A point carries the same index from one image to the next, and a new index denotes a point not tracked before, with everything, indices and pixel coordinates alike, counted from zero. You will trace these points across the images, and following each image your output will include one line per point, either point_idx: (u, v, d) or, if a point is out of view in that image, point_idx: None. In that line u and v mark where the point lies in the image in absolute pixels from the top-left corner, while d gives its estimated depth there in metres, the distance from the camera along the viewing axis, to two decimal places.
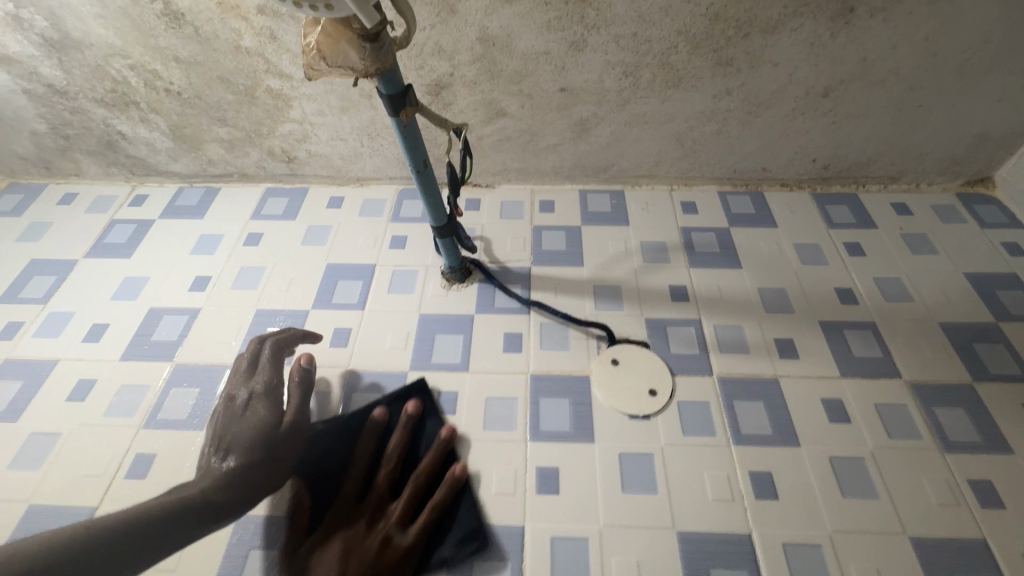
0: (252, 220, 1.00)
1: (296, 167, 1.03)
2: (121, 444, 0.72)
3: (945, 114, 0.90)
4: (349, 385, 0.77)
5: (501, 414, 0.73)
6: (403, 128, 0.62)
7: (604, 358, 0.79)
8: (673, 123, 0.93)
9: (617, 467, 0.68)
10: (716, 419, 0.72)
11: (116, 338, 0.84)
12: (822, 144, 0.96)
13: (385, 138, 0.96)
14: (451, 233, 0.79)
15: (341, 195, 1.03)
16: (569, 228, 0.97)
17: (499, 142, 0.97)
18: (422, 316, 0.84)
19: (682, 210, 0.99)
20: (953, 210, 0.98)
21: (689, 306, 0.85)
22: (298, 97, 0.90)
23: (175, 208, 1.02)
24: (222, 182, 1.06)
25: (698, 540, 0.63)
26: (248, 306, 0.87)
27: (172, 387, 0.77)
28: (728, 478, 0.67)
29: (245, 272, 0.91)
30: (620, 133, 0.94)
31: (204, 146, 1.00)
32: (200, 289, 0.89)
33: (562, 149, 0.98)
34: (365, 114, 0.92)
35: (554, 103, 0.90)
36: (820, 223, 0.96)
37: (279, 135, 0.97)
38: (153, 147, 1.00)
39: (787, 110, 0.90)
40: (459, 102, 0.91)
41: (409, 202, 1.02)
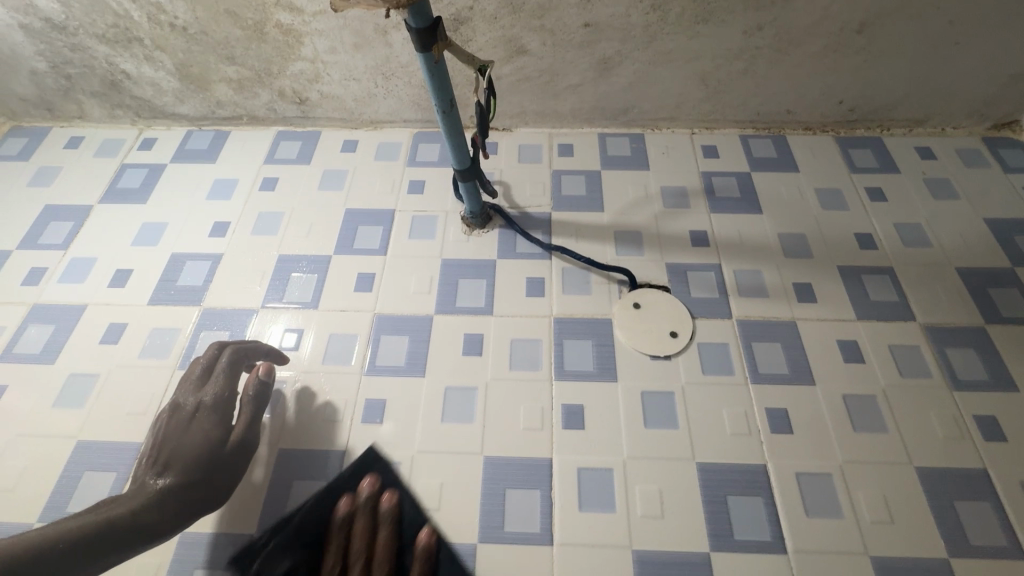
0: (266, 164, 0.98)
1: (308, 110, 1.00)
2: (158, 384, 0.74)
3: (979, 52, 0.88)
4: (377, 328, 0.79)
5: (526, 354, 0.76)
6: (432, 65, 0.61)
7: (626, 302, 0.80)
8: (698, 62, 0.90)
9: (639, 404, 0.71)
10: (735, 359, 0.75)
11: (141, 283, 0.84)
12: (848, 85, 0.93)
13: (400, 78, 0.93)
14: (474, 176, 0.79)
15: (355, 139, 1.01)
16: (589, 172, 0.96)
17: (518, 83, 0.94)
18: (445, 261, 0.85)
19: (702, 154, 0.98)
20: (977, 154, 0.96)
21: (709, 251, 0.85)
22: (310, 33, 0.87)
23: (186, 152, 1.00)
24: (232, 125, 1.03)
25: (716, 470, 0.67)
26: (269, 252, 0.87)
27: (203, 331, 0.79)
28: (745, 414, 0.70)
29: (263, 218, 0.91)
30: (643, 72, 0.92)
31: (213, 87, 0.97)
32: (220, 234, 0.89)
33: (582, 90, 0.95)
34: (380, 52, 0.89)
35: (577, 40, 0.87)
36: (842, 168, 0.95)
37: (290, 74, 0.93)
38: (159, 87, 0.97)
39: (817, 48, 0.87)
40: (477, 39, 0.87)
41: (426, 145, 1.00)
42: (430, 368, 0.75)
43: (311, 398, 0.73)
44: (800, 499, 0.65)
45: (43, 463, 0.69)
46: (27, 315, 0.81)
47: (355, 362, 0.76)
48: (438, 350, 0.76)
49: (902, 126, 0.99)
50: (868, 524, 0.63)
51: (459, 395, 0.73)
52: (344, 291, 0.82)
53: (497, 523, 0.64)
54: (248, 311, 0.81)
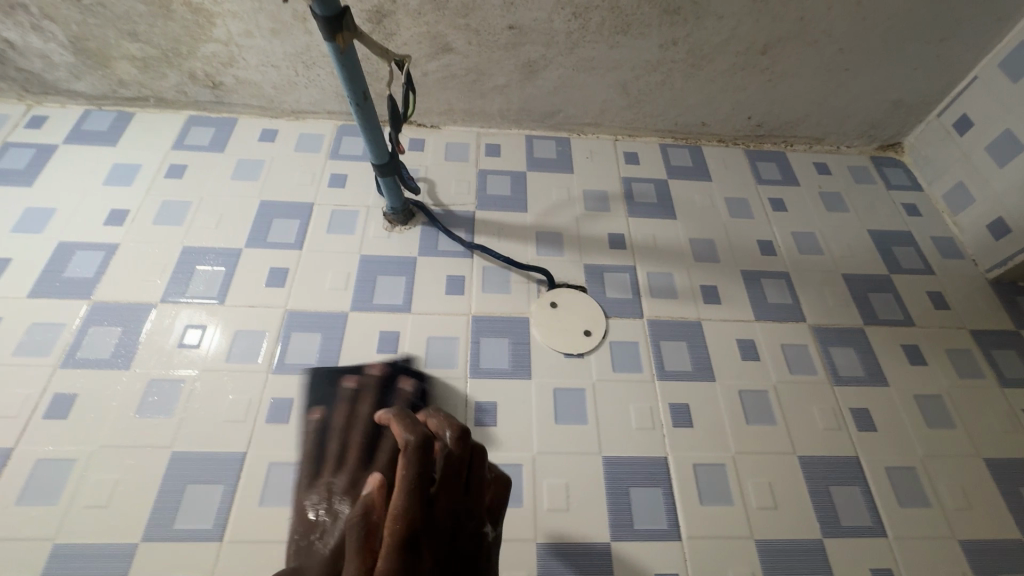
0: (173, 150, 1.09)
1: (221, 95, 1.12)
2: (37, 385, 0.80)
3: (828, 64, 1.06)
4: (288, 325, 0.88)
5: (443, 353, 0.86)
6: (341, 54, 0.69)
7: (543, 302, 0.93)
8: (619, 70, 1.06)
9: (551, 402, 0.83)
10: (643, 356, 0.89)
11: (24, 271, 0.90)
12: (739, 101, 1.13)
13: (320, 67, 1.06)
14: (393, 172, 0.89)
15: (273, 128, 1.15)
16: (514, 173, 1.11)
17: (443, 80, 1.07)
18: (362, 256, 0.96)
19: (625, 159, 1.16)
20: (838, 196, 1.15)
21: (627, 254, 1.01)
22: (221, 14, 0.96)
23: (82, 133, 1.10)
24: (135, 106, 1.14)
25: (620, 464, 0.79)
26: (176, 241, 0.96)
27: (91, 327, 0.86)
28: (650, 410, 0.84)
29: (168, 206, 1.00)
30: (567, 76, 1.07)
31: (112, 63, 1.05)
32: (118, 222, 0.97)
33: (508, 90, 1.10)
34: (298, 39, 1.01)
35: (501, 44, 1.01)
36: (751, 179, 1.16)
37: (200, 56, 1.04)
38: (49, 60, 1.04)
39: (687, 78, 1.08)
40: (402, 33, 0.99)
41: (347, 138, 1.14)
42: (340, 367, 0.84)
43: (213, 397, 0.81)
44: (695, 486, 0.79)
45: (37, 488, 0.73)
46: (24, 334, 0.84)
47: (262, 360, 0.84)
48: (347, 348, 0.86)
49: (772, 141, 1.23)
50: (753, 510, 0.77)
51: (362, 393, 0.82)
52: (259, 284, 0.92)
53: None
54: (261, 332, 0.87)
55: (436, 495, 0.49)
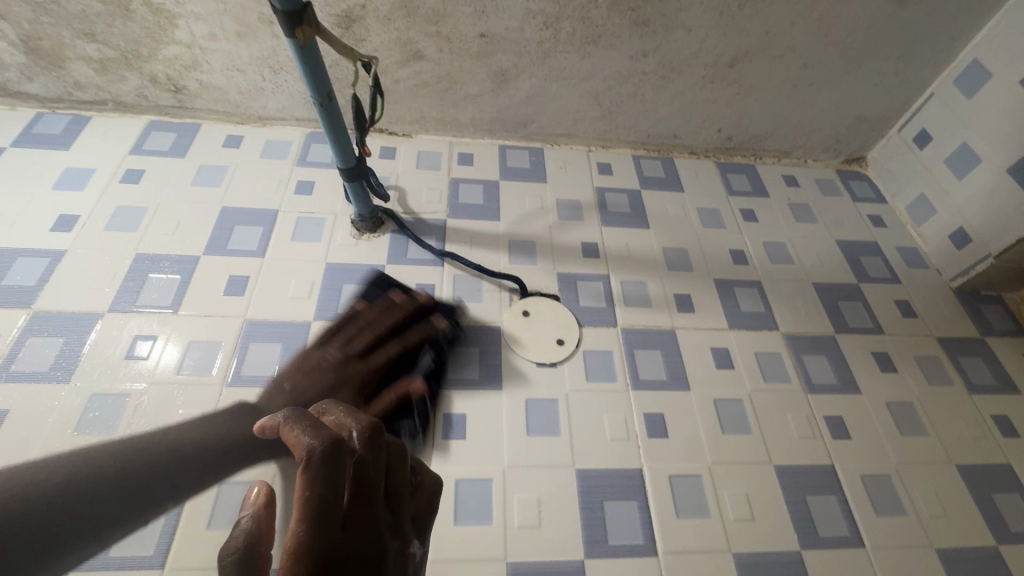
0: (131, 154, 0.88)
1: (186, 99, 0.91)
2: None
3: (931, 58, 0.91)
4: (442, 337, 0.74)
5: (601, 365, 0.75)
6: (302, 52, 0.56)
7: (670, 308, 0.82)
8: (630, 82, 0.92)
9: (715, 413, 0.72)
10: (790, 368, 0.78)
11: None
12: (848, 103, 0.99)
13: (290, 73, 0.87)
14: (361, 177, 0.75)
15: (240, 135, 0.93)
16: (630, 191, 0.98)
17: (415, 87, 0.90)
18: (329, 265, 0.79)
19: (728, 173, 1.05)
20: (832, 183, 1.06)
21: (750, 268, 0.90)
22: (185, 16, 0.78)
23: (34, 137, 0.87)
24: (94, 111, 0.92)
25: (791, 472, 0.69)
26: (126, 250, 0.77)
27: (30, 337, 0.67)
28: (809, 418, 0.74)
29: (120, 212, 0.81)
30: (656, 85, 0.93)
31: (68, 65, 0.85)
32: (65, 228, 0.78)
33: (568, 97, 0.94)
34: (267, 44, 0.83)
35: (539, 49, 0.86)
36: (848, 199, 1.04)
37: (162, 59, 0.84)
38: (0, 60, 0.83)
39: (785, 90, 0.96)
40: (373, 39, 0.83)
41: (318, 145, 0.94)
42: (507, 380, 0.71)
43: None
44: (869, 497, 0.68)
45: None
46: (24, 326, 0.68)
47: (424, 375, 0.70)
48: (508, 358, 0.73)
49: (859, 162, 1.10)
50: (929, 520, 0.67)
51: (541, 408, 0.70)
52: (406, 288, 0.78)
53: (600, 538, 0.62)
54: (303, 323, 0.73)
55: (353, 514, 0.35)
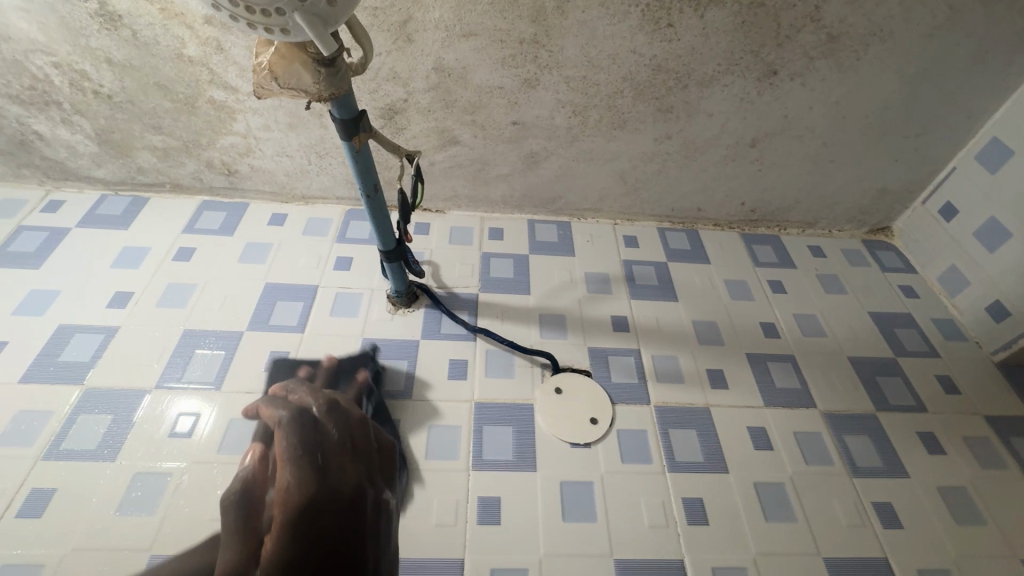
0: (184, 233, 0.93)
1: (237, 181, 0.97)
2: (13, 480, 0.64)
3: (953, 137, 0.94)
4: (478, 419, 0.74)
5: (637, 446, 0.74)
6: (356, 152, 0.61)
7: (704, 386, 0.81)
8: (653, 161, 0.96)
9: (756, 497, 0.70)
10: (831, 448, 0.76)
11: (16, 357, 0.75)
12: (870, 178, 1.01)
13: (334, 157, 0.93)
14: (400, 257, 0.78)
15: (284, 212, 0.99)
16: (657, 263, 0.99)
17: (451, 169, 0.96)
18: (365, 339, 0.82)
19: (753, 244, 1.06)
20: (859, 254, 1.07)
21: (783, 342, 0.89)
22: (243, 111, 0.86)
23: (96, 217, 0.94)
24: (153, 192, 0.98)
25: (843, 566, 0.65)
26: (175, 326, 0.80)
27: (81, 414, 0.70)
28: (856, 505, 0.71)
29: (172, 289, 0.85)
30: (679, 165, 0.97)
31: (134, 153, 0.92)
32: (120, 306, 0.82)
33: (594, 176, 0.98)
34: (314, 133, 0.89)
35: (569, 134, 0.91)
36: (876, 269, 1.05)
37: (219, 147, 0.91)
38: (75, 150, 0.91)
39: (808, 166, 0.99)
40: (412, 128, 0.89)
41: (357, 222, 0.99)
42: (541, 462, 0.71)
43: (417, 504, 0.66)
44: None
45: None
46: (77, 403, 0.71)
47: (460, 457, 0.70)
48: (543, 438, 0.73)
49: (885, 233, 1.11)
50: None
51: (576, 490, 0.69)
52: (435, 373, 0.79)
53: None
54: None
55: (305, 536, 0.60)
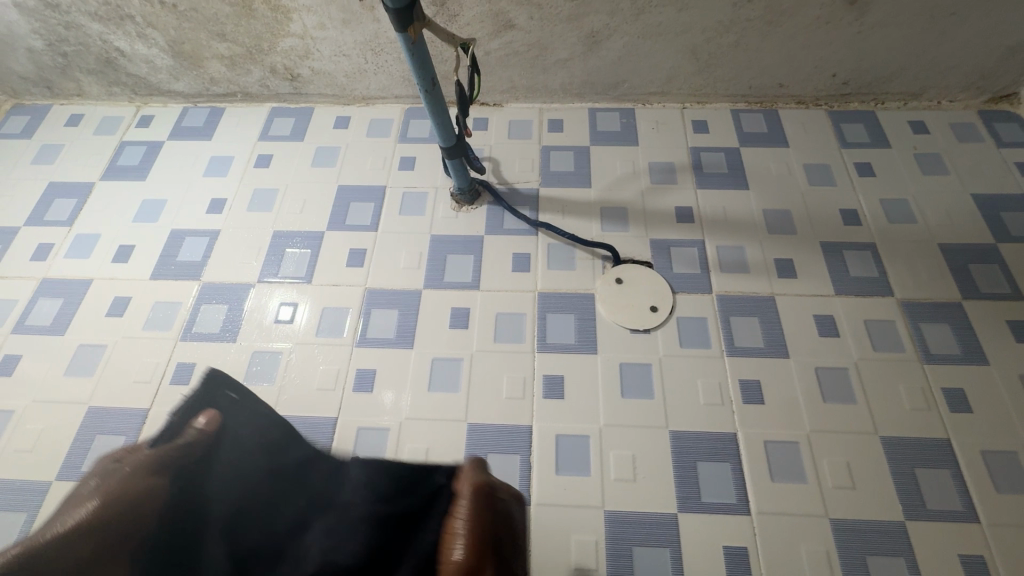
0: (260, 140, 0.99)
1: (300, 86, 0.99)
2: (162, 355, 0.78)
3: None
4: (542, 307, 0.79)
5: (696, 332, 0.76)
6: (411, 46, 0.60)
7: (772, 275, 0.80)
8: (729, 31, 0.86)
9: (816, 381, 0.71)
10: (904, 336, 0.74)
11: (143, 258, 0.87)
12: (1000, 32, 0.85)
13: (389, 54, 0.92)
14: (460, 153, 0.79)
15: (347, 114, 1.01)
16: (728, 149, 0.93)
17: (508, 58, 0.92)
18: (433, 236, 0.86)
19: (841, 122, 0.96)
20: (971, 128, 0.94)
21: (864, 230, 0.84)
22: (298, 9, 0.85)
23: (183, 130, 1.01)
24: (227, 102, 1.03)
25: (900, 444, 0.67)
26: (264, 228, 0.89)
27: (203, 304, 0.82)
28: (923, 389, 0.71)
29: (258, 194, 0.92)
30: (761, 33, 0.86)
31: (205, 64, 0.96)
32: (217, 211, 0.91)
33: (661, 55, 0.90)
34: (367, 28, 0.88)
35: (633, 6, 0.83)
36: (989, 144, 0.92)
37: (280, 51, 0.92)
38: (154, 65, 0.96)
39: (919, 22, 0.84)
40: (464, 14, 0.85)
41: (417, 121, 0.99)
42: (602, 345, 0.75)
43: (489, 380, 0.73)
44: (988, 475, 0.65)
45: None
46: (198, 295, 0.83)
47: (526, 341, 0.76)
48: (604, 325, 0.77)
49: (1008, 100, 0.95)
50: None
51: (635, 371, 0.73)
52: (500, 266, 0.83)
53: (694, 494, 0.65)
54: (415, 292, 0.81)
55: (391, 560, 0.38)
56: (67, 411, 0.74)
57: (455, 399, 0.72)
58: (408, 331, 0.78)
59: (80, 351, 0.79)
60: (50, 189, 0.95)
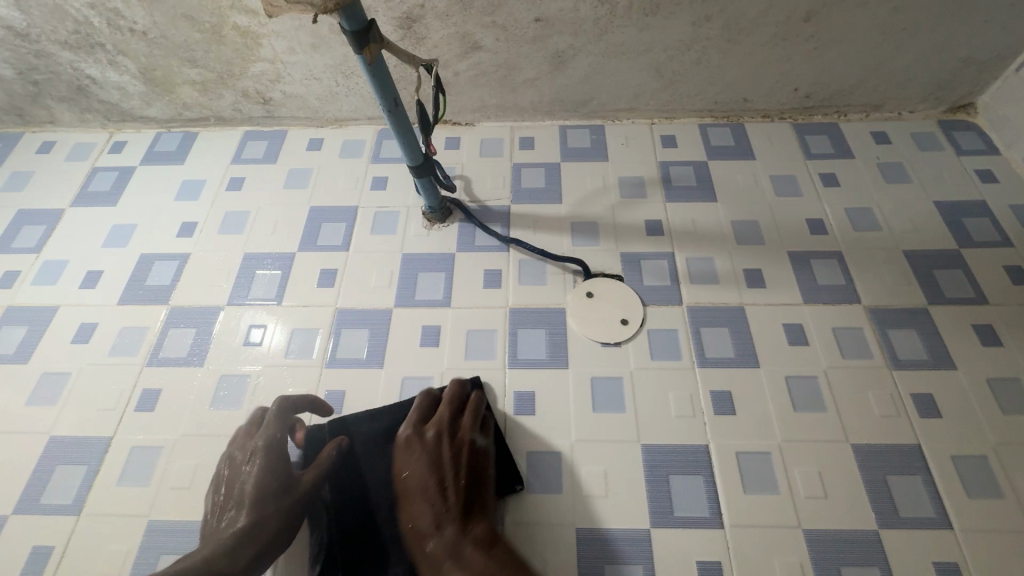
0: (233, 163, 0.99)
1: (272, 110, 1.00)
2: (128, 381, 0.77)
3: None
4: (513, 323, 0.79)
5: (666, 344, 0.76)
6: (370, 67, 0.61)
7: (741, 286, 0.81)
8: (691, 50, 0.88)
9: (786, 389, 0.71)
10: (873, 343, 0.75)
11: (111, 283, 0.86)
12: (951, 46, 0.88)
13: (359, 76, 0.93)
14: (429, 171, 0.80)
15: (320, 136, 1.01)
16: (696, 162, 0.95)
17: (476, 78, 0.93)
18: (405, 255, 0.86)
19: (805, 135, 0.98)
20: (932, 137, 0.96)
21: (830, 239, 0.85)
22: (267, 35, 0.86)
23: (156, 154, 1.01)
24: (200, 127, 1.03)
25: (871, 451, 0.67)
26: (236, 250, 0.88)
27: (171, 328, 0.81)
28: (893, 396, 0.71)
29: (230, 216, 0.92)
30: (722, 51, 0.89)
31: (177, 89, 0.96)
32: (188, 234, 0.91)
33: (627, 73, 0.92)
34: (337, 52, 0.89)
35: (596, 26, 0.85)
36: (950, 152, 0.94)
37: (251, 76, 0.93)
38: (126, 92, 0.97)
39: (873, 37, 0.87)
40: (432, 36, 0.86)
41: (389, 142, 1.00)
42: (573, 360, 0.75)
43: None
44: (959, 481, 0.65)
45: (184, 458, 0.71)
46: (166, 320, 0.82)
47: (497, 357, 0.76)
48: (575, 339, 0.77)
49: (966, 110, 0.98)
50: None
51: (607, 386, 0.73)
52: (472, 283, 0.83)
53: (666, 509, 0.64)
54: (386, 310, 0.81)
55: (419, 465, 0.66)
56: (26, 443, 0.73)
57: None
58: (380, 351, 0.77)
59: (43, 381, 0.77)
60: (19, 215, 0.94)
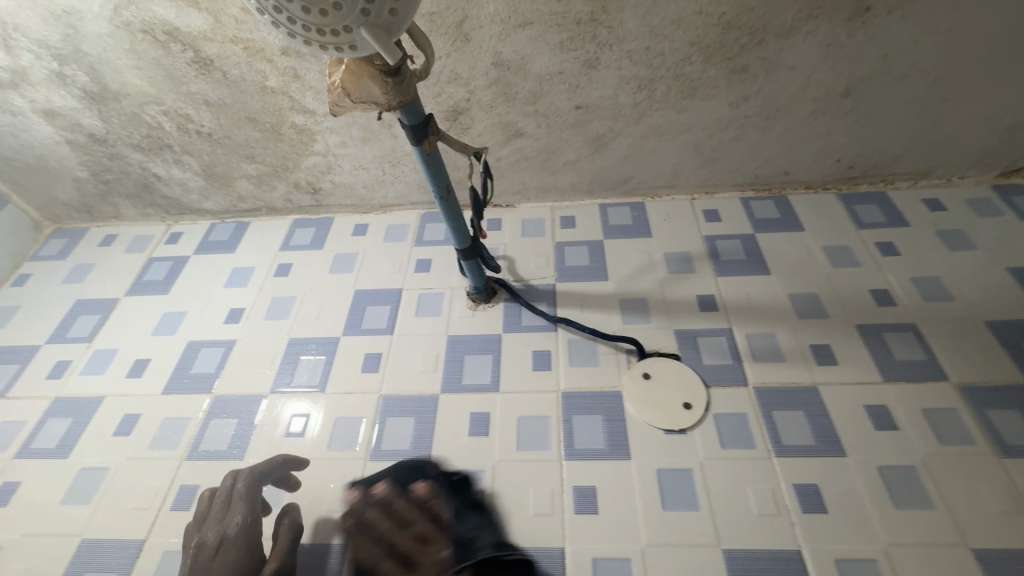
0: (281, 251, 1.01)
1: (321, 198, 1.04)
2: (166, 476, 0.73)
3: None
4: (567, 408, 0.74)
5: (736, 430, 0.69)
6: (427, 157, 0.63)
7: (810, 363, 0.75)
8: (729, 128, 0.90)
9: (882, 482, 0.64)
10: (971, 425, 0.67)
11: (157, 372, 0.86)
12: (997, 113, 0.87)
13: (406, 165, 0.97)
14: (476, 254, 0.80)
15: (365, 223, 1.04)
16: (743, 236, 0.93)
17: (518, 163, 0.96)
18: (451, 337, 0.84)
19: (853, 204, 0.96)
20: (990, 203, 0.93)
21: (900, 310, 0.80)
22: (321, 131, 0.92)
23: (209, 244, 1.05)
24: (252, 217, 1.08)
25: (998, 557, 0.58)
26: (280, 335, 0.88)
27: (212, 419, 0.79)
28: (1009, 488, 0.62)
29: (276, 302, 0.93)
30: (761, 127, 0.90)
31: (234, 183, 1.02)
32: (235, 320, 0.91)
33: (666, 152, 0.93)
34: (385, 144, 0.93)
35: (635, 110, 0.87)
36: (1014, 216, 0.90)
37: (304, 168, 0.98)
38: (187, 187, 1.03)
39: (915, 109, 0.87)
40: (476, 126, 0.90)
41: (432, 225, 1.02)
42: (635, 450, 0.69)
43: (514, 494, 0.67)
44: None
45: None
46: (208, 409, 0.80)
47: (552, 446, 0.70)
48: (635, 426, 0.71)
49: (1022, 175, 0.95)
50: None
51: (676, 479, 0.66)
52: (520, 366, 0.79)
53: None
54: (432, 396, 0.77)
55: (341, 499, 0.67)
56: (57, 546, 0.69)
57: (478, 518, 0.65)
58: (425, 440, 0.73)
59: (80, 476, 0.75)
60: (76, 306, 0.97)
